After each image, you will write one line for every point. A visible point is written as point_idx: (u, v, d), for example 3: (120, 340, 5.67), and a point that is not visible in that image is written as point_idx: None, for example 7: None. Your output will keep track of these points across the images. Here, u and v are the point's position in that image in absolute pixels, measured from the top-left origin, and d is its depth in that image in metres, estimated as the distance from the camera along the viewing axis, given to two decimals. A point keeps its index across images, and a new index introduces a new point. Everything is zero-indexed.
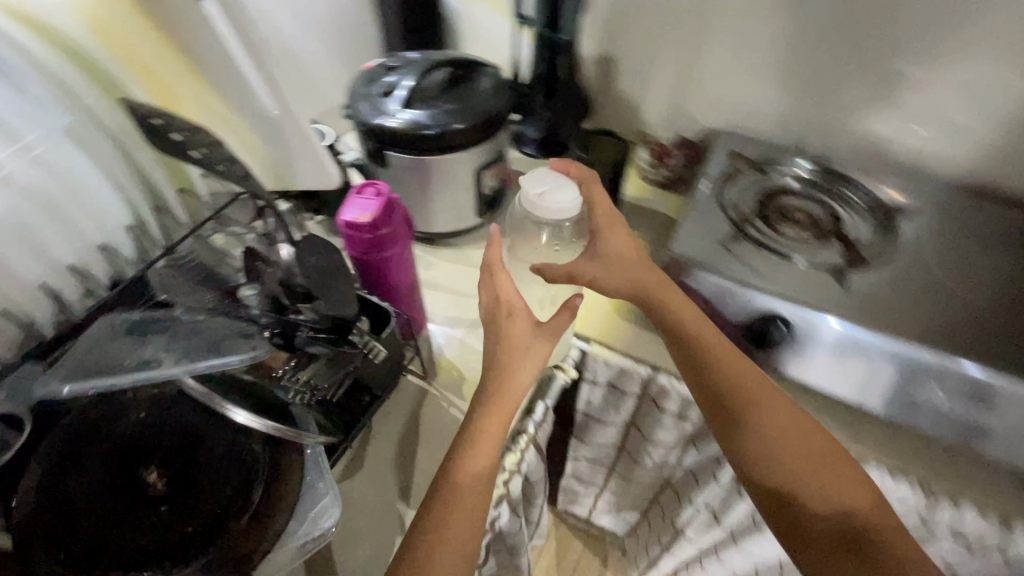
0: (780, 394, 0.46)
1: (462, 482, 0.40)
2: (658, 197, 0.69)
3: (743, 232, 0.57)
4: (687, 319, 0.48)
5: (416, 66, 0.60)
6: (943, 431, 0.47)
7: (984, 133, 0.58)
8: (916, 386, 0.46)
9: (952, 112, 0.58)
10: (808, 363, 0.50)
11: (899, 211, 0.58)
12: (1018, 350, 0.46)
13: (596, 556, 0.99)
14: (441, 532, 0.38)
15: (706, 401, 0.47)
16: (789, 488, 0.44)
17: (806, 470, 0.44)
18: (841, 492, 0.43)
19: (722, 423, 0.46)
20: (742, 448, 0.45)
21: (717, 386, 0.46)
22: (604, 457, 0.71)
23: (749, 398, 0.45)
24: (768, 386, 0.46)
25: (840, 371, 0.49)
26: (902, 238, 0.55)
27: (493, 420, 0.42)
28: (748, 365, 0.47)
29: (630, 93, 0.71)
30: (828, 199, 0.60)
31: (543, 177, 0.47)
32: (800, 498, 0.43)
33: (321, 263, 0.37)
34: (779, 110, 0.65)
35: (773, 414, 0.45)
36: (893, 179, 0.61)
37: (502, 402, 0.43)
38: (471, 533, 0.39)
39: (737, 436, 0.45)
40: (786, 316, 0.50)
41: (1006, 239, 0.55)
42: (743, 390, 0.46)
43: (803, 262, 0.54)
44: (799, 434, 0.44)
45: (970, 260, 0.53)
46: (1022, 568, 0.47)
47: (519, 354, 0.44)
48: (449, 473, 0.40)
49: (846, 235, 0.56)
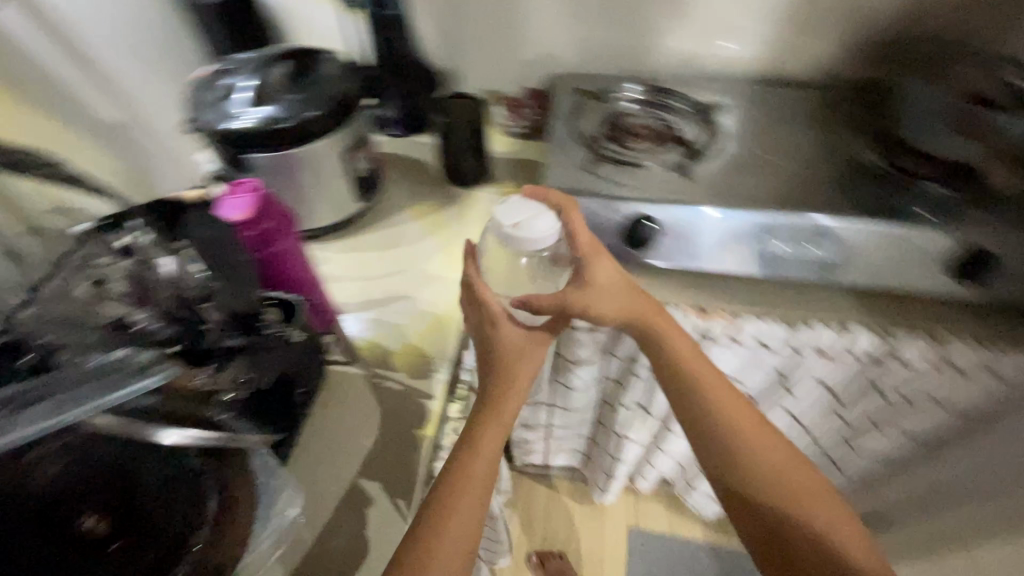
0: (773, 435, 0.52)
1: (470, 469, 0.46)
2: (522, 147, 0.84)
3: (602, 155, 0.69)
4: (692, 368, 0.54)
5: (253, 67, 0.61)
6: (810, 272, 0.61)
7: (759, 31, 0.78)
8: (780, 244, 0.62)
9: (736, 19, 0.77)
10: (699, 254, 0.62)
11: (714, 109, 0.76)
12: (803, 192, 0.65)
13: (561, 493, 1.22)
14: (441, 522, 0.43)
15: (678, 397, 0.54)
16: (746, 476, 0.51)
17: (795, 504, 0.50)
18: (793, 484, 0.50)
19: (693, 417, 0.53)
20: (709, 434, 0.52)
21: (713, 427, 0.52)
22: (541, 394, 0.87)
23: (716, 388, 0.53)
24: (762, 429, 0.52)
25: (726, 253, 0.62)
26: (719, 128, 0.73)
27: (493, 428, 0.49)
28: (746, 412, 0.53)
29: (475, 65, 0.84)
30: (659, 110, 0.76)
31: (516, 207, 0.48)
32: (751, 476, 0.51)
33: (210, 234, 0.44)
34: (597, 42, 0.81)
35: (765, 455, 0.51)
36: (684, 89, 0.79)
37: (502, 408, 0.50)
38: (474, 515, 0.44)
39: (705, 428, 0.53)
40: (654, 215, 0.63)
41: (787, 114, 0.76)
42: (716, 389, 0.53)
43: (652, 166, 0.68)
44: (787, 470, 0.51)
45: (763, 136, 0.73)
46: (864, 357, 0.64)
47: (509, 367, 0.51)
48: (453, 473, 0.46)
49: (681, 137, 0.72)
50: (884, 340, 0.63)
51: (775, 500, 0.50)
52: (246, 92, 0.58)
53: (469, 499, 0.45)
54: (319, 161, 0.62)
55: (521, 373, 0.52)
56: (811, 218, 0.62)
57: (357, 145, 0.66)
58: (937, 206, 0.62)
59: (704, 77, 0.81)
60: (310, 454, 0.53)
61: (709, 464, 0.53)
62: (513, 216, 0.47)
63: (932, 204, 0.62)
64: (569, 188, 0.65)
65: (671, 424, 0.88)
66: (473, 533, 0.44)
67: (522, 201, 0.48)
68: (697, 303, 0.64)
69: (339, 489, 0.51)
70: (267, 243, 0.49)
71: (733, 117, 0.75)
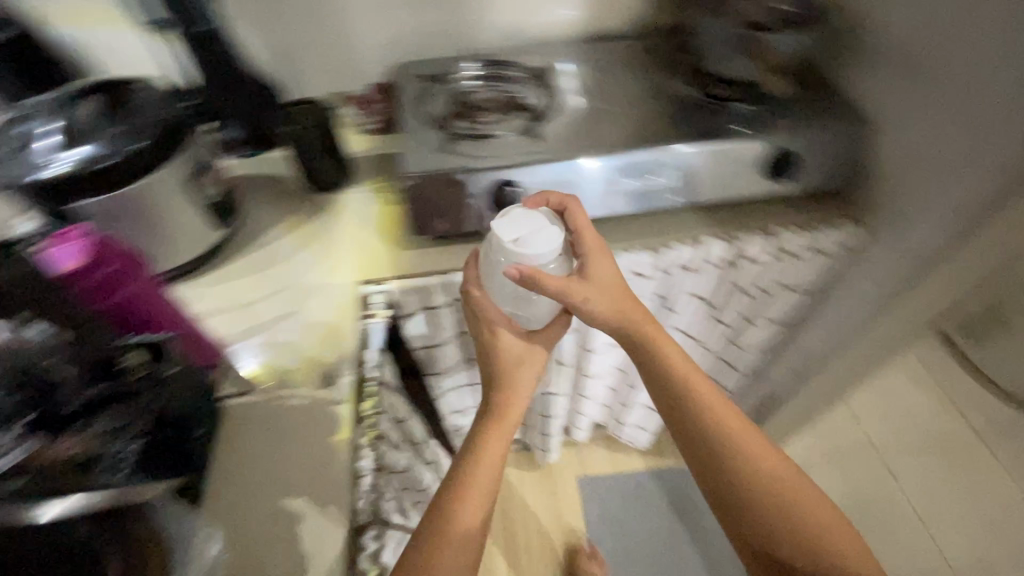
0: (786, 467, 0.56)
1: (472, 482, 0.49)
2: (379, 141, 0.83)
3: (455, 134, 0.72)
4: (710, 406, 0.57)
5: (55, 110, 0.56)
6: (677, 195, 0.70)
7: None
8: (649, 175, 0.69)
9: None
10: (573, 197, 0.68)
11: (546, 72, 0.81)
12: (639, 132, 0.73)
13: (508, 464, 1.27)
14: (442, 536, 0.47)
15: (671, 413, 0.59)
16: (730, 485, 0.56)
17: (805, 538, 0.54)
18: (778, 501, 0.54)
19: (685, 433, 0.58)
20: (706, 451, 0.57)
21: (726, 463, 0.56)
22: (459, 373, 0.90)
23: (728, 422, 0.57)
24: (774, 461, 0.56)
25: (600, 192, 0.68)
26: (555, 89, 0.79)
27: (497, 433, 0.53)
28: (759, 444, 0.56)
29: (315, 69, 0.83)
30: (500, 82, 0.80)
31: (518, 221, 0.51)
32: (755, 498, 0.55)
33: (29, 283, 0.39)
34: (430, 27, 0.83)
35: (777, 490, 0.55)
36: (519, 59, 0.84)
37: (505, 418, 0.53)
38: (472, 529, 0.48)
39: (695, 442, 0.57)
40: (513, 178, 0.67)
41: (613, 66, 0.84)
42: (711, 411, 0.57)
43: (503, 135, 0.73)
44: (797, 502, 0.55)
45: (596, 90, 0.80)
46: (719, 263, 0.74)
47: (511, 374, 0.55)
48: (457, 477, 0.50)
49: (523, 104, 0.77)
50: (731, 244, 0.72)
51: (764, 515, 0.55)
52: (49, 138, 0.53)
53: (471, 507, 0.49)
54: (162, 198, 0.57)
55: (524, 381, 0.55)
56: (673, 148, 0.68)
57: (200, 172, 0.61)
58: (749, 122, 0.72)
59: (536, 44, 0.87)
60: (225, 492, 0.51)
61: (715, 486, 0.57)
62: (517, 227, 0.51)
63: (745, 120, 0.72)
64: (433, 170, 0.67)
65: (584, 370, 0.95)
66: (475, 536, 0.48)
67: (527, 215, 0.52)
68: None
69: (267, 519, 0.50)
70: (113, 290, 0.46)
71: (568, 78, 0.81)
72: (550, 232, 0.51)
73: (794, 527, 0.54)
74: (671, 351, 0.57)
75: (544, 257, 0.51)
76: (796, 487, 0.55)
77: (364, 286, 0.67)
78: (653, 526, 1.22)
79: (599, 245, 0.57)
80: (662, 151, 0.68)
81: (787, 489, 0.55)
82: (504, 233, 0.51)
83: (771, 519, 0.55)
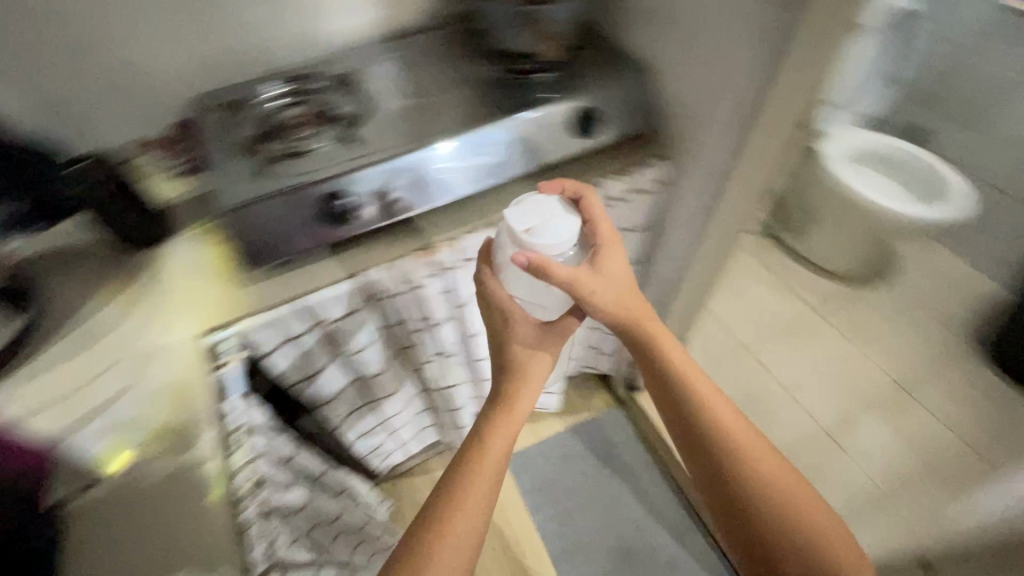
0: (775, 456, 0.63)
1: (481, 471, 0.57)
2: (184, 183, 0.73)
3: (271, 155, 0.71)
4: (708, 396, 0.64)
5: None
6: (521, 161, 0.76)
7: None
8: (487, 149, 0.74)
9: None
10: (421, 187, 0.71)
11: (352, 77, 0.82)
12: (456, 118, 0.76)
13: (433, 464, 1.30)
14: (448, 525, 0.54)
15: (675, 412, 0.65)
16: (723, 483, 0.63)
17: (788, 515, 0.61)
18: (769, 499, 0.61)
19: (689, 435, 0.65)
20: (704, 436, 0.64)
21: (717, 446, 0.63)
22: (349, 391, 0.90)
23: (725, 418, 0.64)
24: (762, 449, 0.63)
25: (447, 175, 0.72)
26: (364, 90, 0.81)
27: (506, 424, 0.60)
28: (749, 435, 0.64)
29: (101, 117, 0.76)
30: (307, 95, 0.80)
31: (530, 211, 0.56)
32: (743, 482, 0.62)
33: None
34: (220, 54, 0.81)
35: (762, 470, 0.62)
36: (324, 69, 0.84)
37: (514, 411, 0.61)
38: (476, 518, 0.55)
39: (698, 441, 0.64)
40: (348, 184, 0.67)
41: (419, 58, 0.86)
42: (718, 420, 0.64)
43: (322, 145, 0.72)
44: (780, 483, 0.62)
45: (407, 84, 0.82)
46: None
47: (520, 365, 0.62)
48: (479, 457, 0.58)
49: (335, 111, 0.77)
50: None
51: (750, 510, 0.62)
52: None
53: (475, 499, 0.56)
54: None
55: (529, 371, 0.63)
56: (513, 119, 0.74)
57: None
58: (555, 87, 0.79)
59: (340, 52, 0.87)
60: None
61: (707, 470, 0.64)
62: (526, 216, 0.56)
63: (551, 86, 0.79)
64: (255, 195, 0.66)
65: (472, 355, 0.98)
66: (485, 511, 0.56)
67: (540, 202, 0.58)
68: (418, 245, 0.74)
69: None
70: None
71: (383, 78, 0.83)
72: (561, 222, 0.56)
73: (778, 524, 0.61)
74: (681, 358, 0.65)
75: (551, 247, 0.56)
76: (785, 486, 0.62)
77: (203, 336, 0.64)
78: (585, 481, 1.28)
79: (612, 239, 0.61)
80: (477, 133, 0.73)
81: (776, 488, 0.62)
82: (514, 217, 0.56)
83: (759, 515, 0.62)
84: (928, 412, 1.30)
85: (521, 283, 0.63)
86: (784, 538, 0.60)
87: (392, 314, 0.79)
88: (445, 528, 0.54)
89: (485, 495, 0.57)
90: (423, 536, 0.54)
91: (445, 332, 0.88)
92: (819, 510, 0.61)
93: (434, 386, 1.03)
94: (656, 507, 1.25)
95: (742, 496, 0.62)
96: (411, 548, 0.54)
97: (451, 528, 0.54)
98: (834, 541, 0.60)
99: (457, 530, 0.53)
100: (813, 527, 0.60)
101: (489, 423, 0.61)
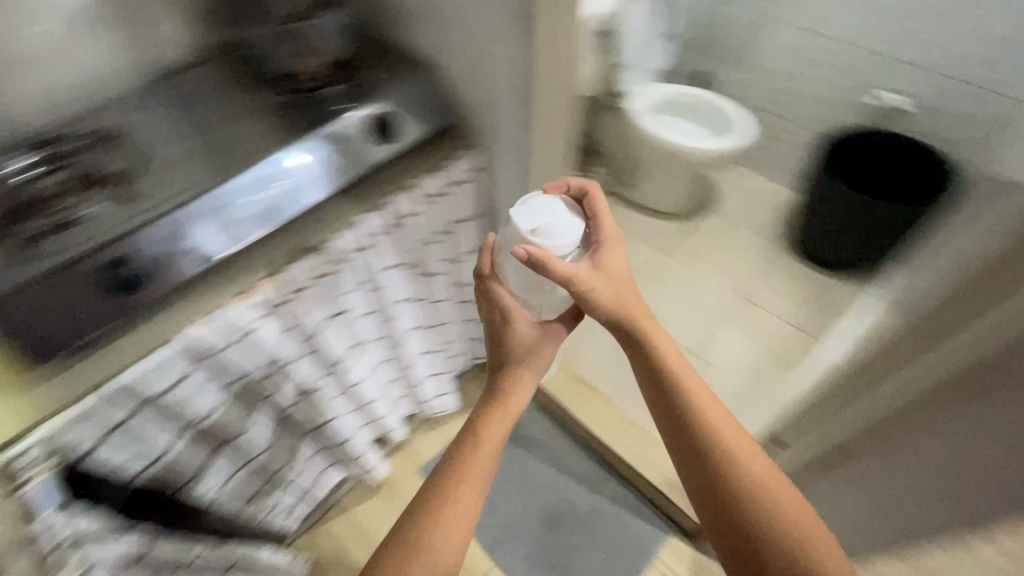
0: (766, 458, 0.63)
1: (471, 456, 0.63)
2: None
3: (31, 233, 0.64)
4: (702, 397, 0.64)
5: None
6: (332, 178, 0.74)
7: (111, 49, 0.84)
8: (291, 176, 0.71)
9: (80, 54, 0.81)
10: (226, 229, 0.66)
11: (113, 131, 0.76)
12: (248, 148, 0.73)
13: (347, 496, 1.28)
14: (440, 507, 0.59)
15: (666, 412, 0.65)
16: (714, 486, 0.62)
17: (776, 512, 0.60)
18: (757, 495, 0.60)
19: (679, 436, 0.64)
20: (698, 435, 0.63)
21: (706, 446, 0.62)
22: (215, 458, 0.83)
23: (718, 421, 0.63)
24: (752, 451, 0.63)
25: (252, 211, 0.68)
26: (129, 142, 0.74)
27: (500, 416, 0.66)
28: (742, 439, 0.63)
29: None
30: (63, 159, 0.72)
31: (535, 212, 0.64)
32: (729, 484, 0.61)
33: None
34: None
35: (752, 471, 0.61)
36: (83, 127, 0.77)
37: (507, 403, 0.67)
38: (466, 502, 0.60)
39: (691, 444, 0.63)
40: (133, 245, 0.62)
41: (193, 93, 0.81)
42: (711, 421, 0.63)
43: (93, 212, 0.66)
44: (768, 484, 0.61)
45: (185, 123, 0.76)
46: (384, 231, 0.81)
47: (513, 355, 0.69)
48: (477, 440, 0.64)
49: (100, 171, 0.71)
50: (382, 212, 0.79)
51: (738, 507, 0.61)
52: None
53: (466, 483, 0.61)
54: None
55: (520, 364, 0.69)
56: (310, 142, 0.73)
57: None
58: (348, 98, 0.79)
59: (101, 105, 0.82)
60: None
61: (695, 474, 0.63)
62: (530, 217, 0.63)
63: (342, 97, 0.79)
64: (18, 282, 0.59)
65: (344, 380, 0.97)
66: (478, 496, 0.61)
67: (540, 203, 0.65)
68: (237, 289, 0.69)
69: None
70: None
71: (153, 123, 0.77)
72: (562, 224, 0.63)
73: (770, 525, 0.59)
74: (676, 361, 0.65)
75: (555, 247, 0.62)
76: (775, 484, 0.61)
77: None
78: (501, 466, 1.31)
79: (616, 240, 0.67)
80: (272, 164, 0.70)
81: (768, 487, 0.61)
82: (518, 218, 0.64)
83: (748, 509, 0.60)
84: (762, 308, 1.52)
85: (523, 278, 0.69)
86: (768, 536, 0.59)
87: (235, 368, 0.74)
88: (441, 509, 0.59)
89: (476, 483, 0.62)
90: (423, 518, 0.59)
91: (304, 369, 0.85)
92: (805, 511, 0.60)
93: (315, 424, 0.99)
94: (570, 466, 1.32)
95: (728, 497, 0.61)
96: (411, 524, 0.59)
97: (446, 509, 0.59)
98: (816, 538, 0.59)
99: (450, 511, 0.59)
100: (796, 526, 0.59)
101: (484, 411, 0.67)
